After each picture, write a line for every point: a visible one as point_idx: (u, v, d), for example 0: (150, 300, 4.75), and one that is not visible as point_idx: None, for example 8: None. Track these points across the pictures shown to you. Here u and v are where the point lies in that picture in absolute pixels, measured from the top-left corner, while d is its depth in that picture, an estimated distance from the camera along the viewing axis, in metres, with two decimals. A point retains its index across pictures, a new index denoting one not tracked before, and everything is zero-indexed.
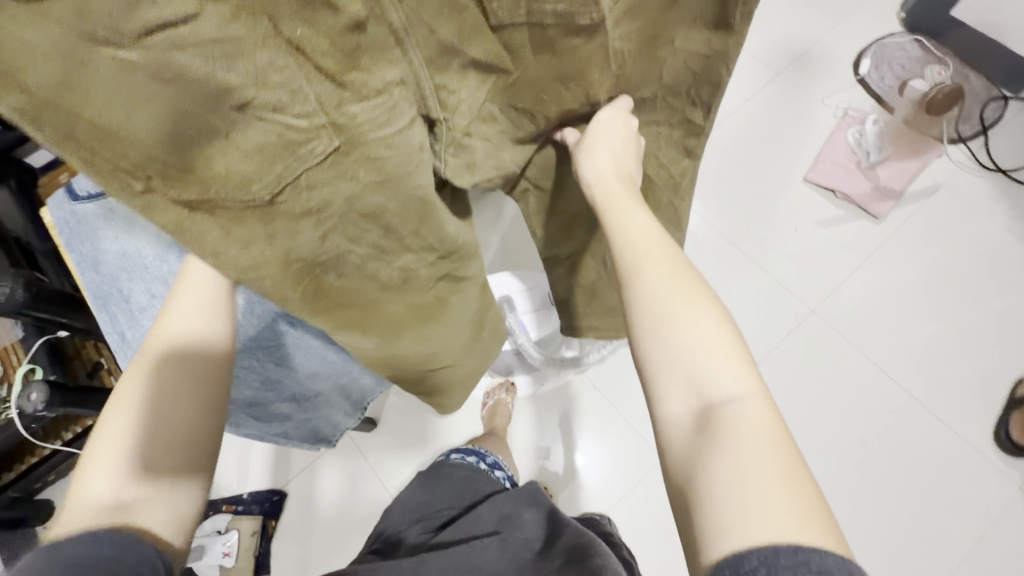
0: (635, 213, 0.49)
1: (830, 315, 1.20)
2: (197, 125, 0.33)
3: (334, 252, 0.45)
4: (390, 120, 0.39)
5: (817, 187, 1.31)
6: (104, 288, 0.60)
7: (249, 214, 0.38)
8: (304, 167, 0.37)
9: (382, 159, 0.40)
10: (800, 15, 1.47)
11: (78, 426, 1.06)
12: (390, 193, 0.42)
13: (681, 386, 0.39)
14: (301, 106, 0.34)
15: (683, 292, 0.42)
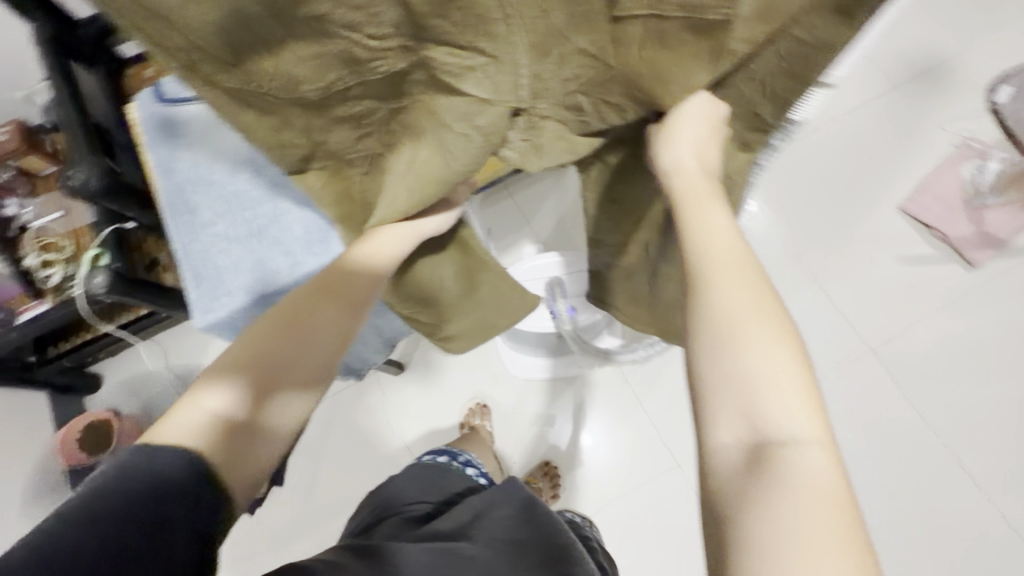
0: (715, 209, 0.44)
1: (891, 358, 1.12)
2: (253, 29, 0.30)
3: (367, 152, 0.45)
4: (458, 73, 0.37)
5: (913, 220, 1.20)
6: (173, 196, 0.60)
7: (296, 107, 0.38)
8: (359, 80, 0.36)
9: (435, 95, 0.39)
10: (938, 22, 1.31)
11: (132, 313, 1.13)
12: (433, 134, 0.41)
13: (735, 415, 0.34)
14: (374, 27, 0.32)
15: (756, 313, 0.37)
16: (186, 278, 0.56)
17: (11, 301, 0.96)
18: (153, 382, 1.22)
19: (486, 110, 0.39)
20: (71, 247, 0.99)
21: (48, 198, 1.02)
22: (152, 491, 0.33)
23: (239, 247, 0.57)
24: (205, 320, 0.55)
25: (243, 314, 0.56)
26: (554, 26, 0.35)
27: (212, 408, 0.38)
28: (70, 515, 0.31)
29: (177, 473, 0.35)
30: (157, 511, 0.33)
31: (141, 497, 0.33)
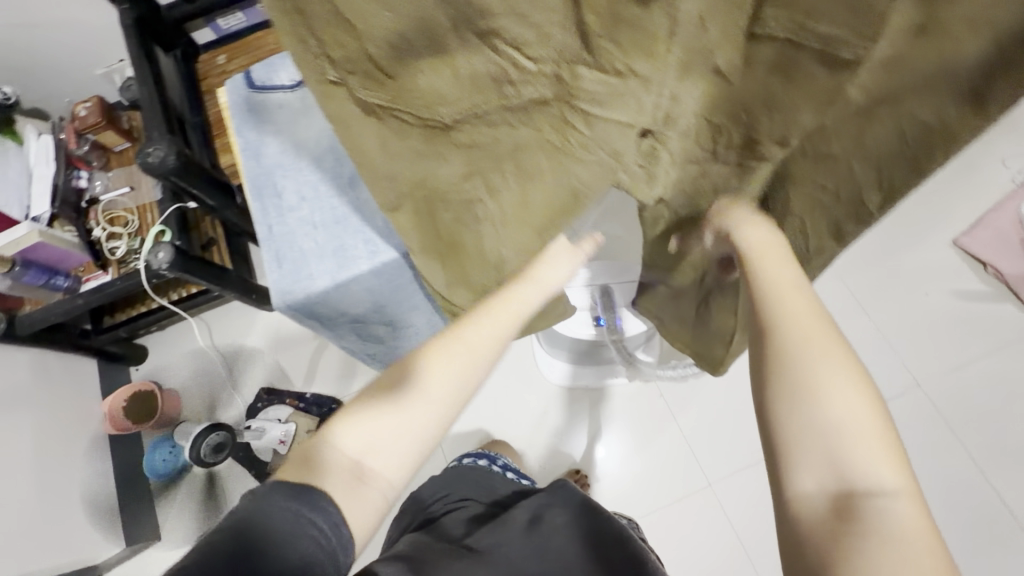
0: (781, 260, 0.44)
1: (938, 394, 1.10)
2: (431, 39, 0.31)
3: (466, 195, 0.46)
4: (602, 100, 0.38)
5: (966, 254, 1.17)
6: (260, 178, 0.62)
7: (422, 131, 0.38)
8: (500, 105, 0.37)
9: (567, 125, 0.41)
10: None
11: (185, 289, 1.16)
12: (553, 160, 0.45)
13: (819, 466, 0.34)
14: (539, 50, 0.33)
15: (830, 360, 0.37)
16: (271, 259, 0.58)
17: (78, 269, 1.00)
18: (199, 354, 1.25)
19: (616, 130, 0.42)
20: (136, 222, 1.02)
21: (120, 172, 1.06)
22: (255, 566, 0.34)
23: (322, 232, 0.59)
24: (284, 301, 0.57)
25: (321, 296, 0.57)
26: (704, 42, 0.33)
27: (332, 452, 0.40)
28: None
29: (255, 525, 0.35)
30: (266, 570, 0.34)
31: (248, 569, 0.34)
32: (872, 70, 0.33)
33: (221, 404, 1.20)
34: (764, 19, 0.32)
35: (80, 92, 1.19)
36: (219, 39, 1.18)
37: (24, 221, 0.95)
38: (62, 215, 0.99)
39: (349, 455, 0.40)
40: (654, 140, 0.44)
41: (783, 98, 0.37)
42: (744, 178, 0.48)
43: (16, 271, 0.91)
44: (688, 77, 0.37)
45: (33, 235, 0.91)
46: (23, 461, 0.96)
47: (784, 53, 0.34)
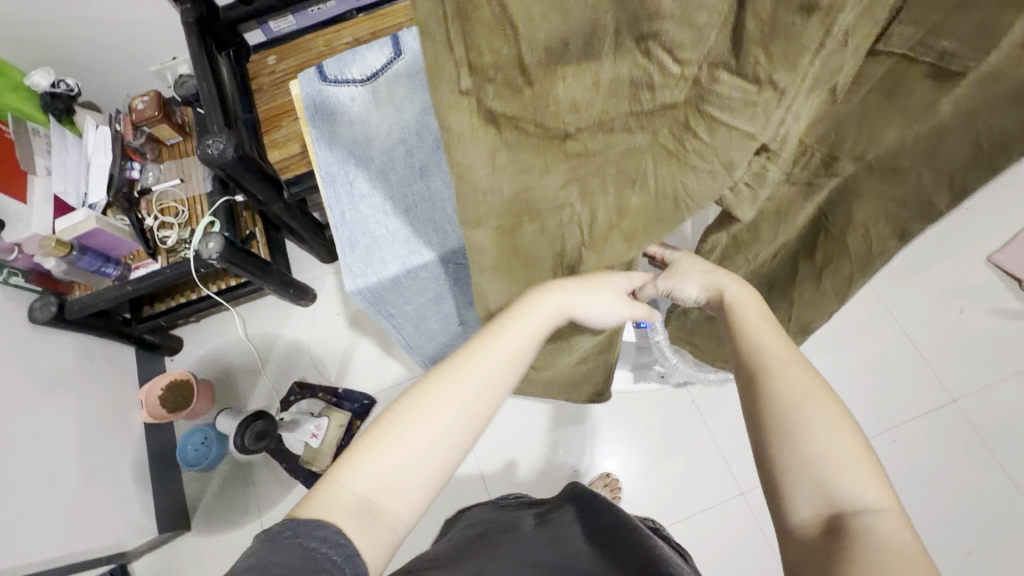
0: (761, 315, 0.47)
1: (973, 412, 1.09)
2: (587, 40, 0.30)
3: (556, 206, 0.42)
4: (743, 106, 0.32)
5: (1002, 271, 1.18)
6: (332, 166, 0.63)
7: (541, 142, 0.35)
8: (629, 110, 0.34)
9: (689, 137, 0.34)
10: None
11: (224, 282, 1.16)
12: (666, 174, 0.37)
13: (807, 491, 0.37)
14: (690, 53, 0.30)
15: (812, 401, 0.39)
16: (344, 243, 0.59)
17: (128, 257, 1.03)
18: (233, 345, 1.26)
19: (738, 148, 0.34)
20: (186, 213, 1.04)
21: (171, 165, 1.09)
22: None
23: (394, 219, 0.60)
24: (355, 285, 0.58)
25: (391, 282, 0.59)
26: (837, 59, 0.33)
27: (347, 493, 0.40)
28: None
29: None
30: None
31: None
32: (974, 86, 0.35)
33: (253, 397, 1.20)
34: (889, 36, 0.34)
35: (133, 88, 1.22)
36: (267, 42, 1.22)
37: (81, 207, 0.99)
38: (115, 204, 1.01)
39: (357, 495, 0.40)
40: (768, 159, 0.38)
41: (879, 114, 0.39)
42: (808, 196, 0.50)
43: (74, 255, 0.94)
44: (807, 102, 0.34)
45: (90, 221, 0.93)
46: (67, 444, 0.97)
47: (898, 67, 0.36)
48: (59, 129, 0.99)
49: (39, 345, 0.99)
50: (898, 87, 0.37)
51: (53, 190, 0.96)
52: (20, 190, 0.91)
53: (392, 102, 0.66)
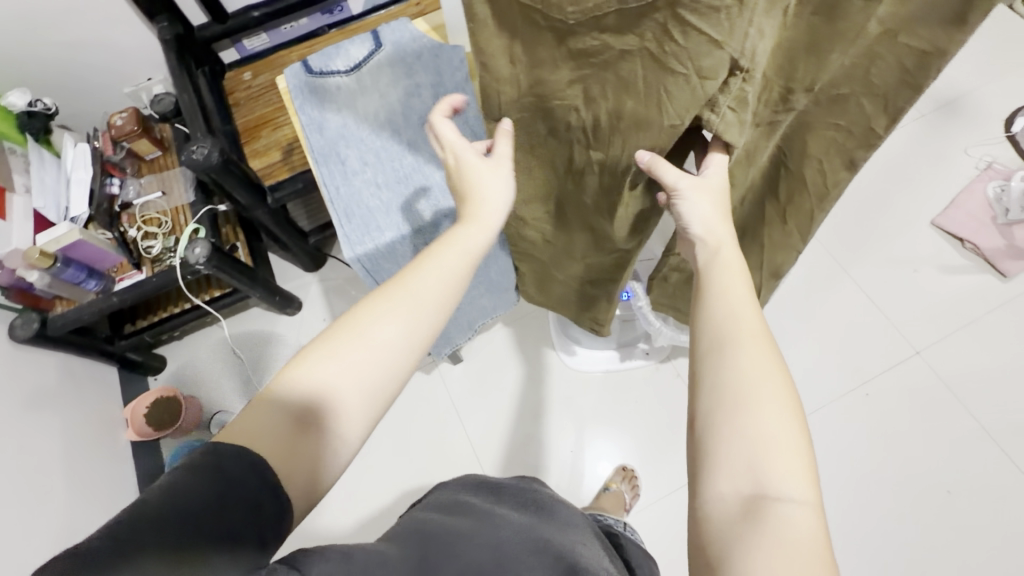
0: (738, 279, 0.47)
1: (936, 360, 1.17)
2: None
3: (567, 101, 0.50)
4: (713, 9, 0.36)
5: (944, 233, 1.28)
6: (324, 148, 0.67)
7: (548, 34, 0.43)
8: (618, 6, 0.38)
9: (669, 40, 0.40)
10: (954, 64, 1.46)
11: (211, 292, 1.15)
12: (653, 76, 0.44)
13: (738, 473, 0.38)
14: None
15: (768, 384, 0.40)
16: (340, 216, 0.63)
17: (112, 270, 1.02)
18: (219, 356, 1.26)
19: (711, 54, 0.40)
20: (169, 223, 1.04)
21: (151, 179, 1.09)
22: (209, 501, 0.34)
23: (386, 191, 0.64)
24: (353, 252, 0.61)
25: (387, 248, 0.62)
26: None
27: (268, 411, 0.41)
28: (148, 503, 0.33)
29: (215, 465, 0.36)
30: (214, 504, 0.34)
31: (203, 502, 0.34)
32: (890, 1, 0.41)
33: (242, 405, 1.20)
34: None
35: (107, 110, 1.24)
36: (242, 59, 1.25)
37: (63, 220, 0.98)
38: (97, 219, 1.01)
39: (283, 409, 0.41)
40: (745, 79, 0.42)
41: (823, 37, 0.44)
42: (770, 135, 0.57)
43: (57, 267, 0.93)
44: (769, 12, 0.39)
45: (74, 234, 0.93)
46: (53, 460, 0.95)
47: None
48: (36, 149, 0.99)
49: (21, 362, 0.98)
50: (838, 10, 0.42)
51: (35, 206, 0.96)
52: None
53: (378, 88, 0.69)
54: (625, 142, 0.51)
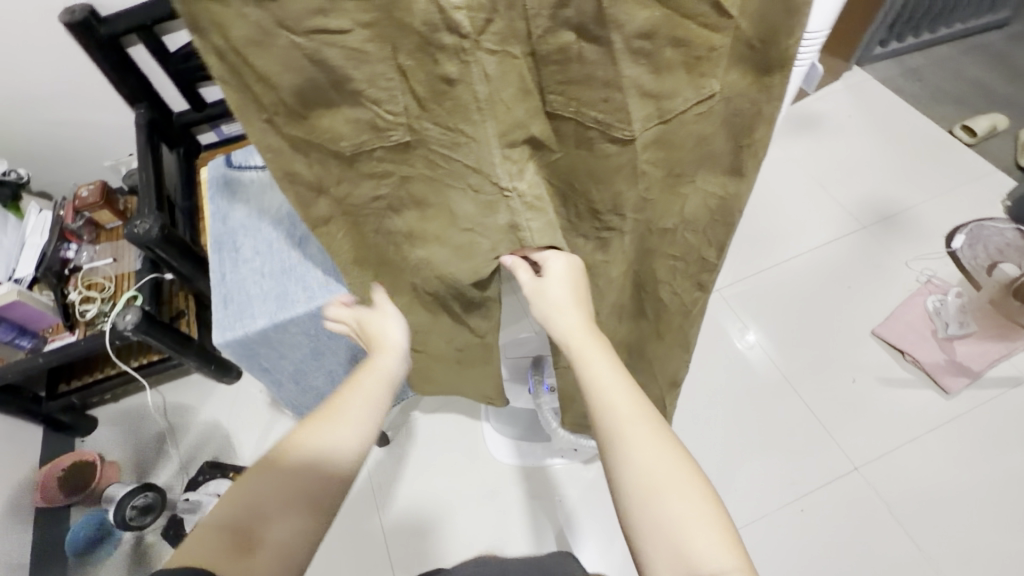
0: (600, 357, 0.45)
1: (877, 479, 1.12)
2: (319, 94, 0.36)
3: (375, 216, 0.49)
4: (457, 141, 0.39)
5: (886, 343, 1.28)
6: (224, 236, 0.71)
7: (331, 159, 0.41)
8: (376, 144, 0.40)
9: (438, 166, 0.42)
10: (896, 181, 1.52)
11: (146, 356, 1.16)
12: (443, 194, 0.45)
13: (669, 561, 0.37)
14: (393, 103, 0.37)
15: (668, 461, 0.40)
16: (219, 301, 0.65)
17: (47, 331, 1.06)
18: (140, 419, 1.22)
19: (471, 176, 0.42)
20: (111, 288, 1.09)
21: (106, 246, 1.14)
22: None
23: (269, 280, 0.67)
24: (223, 337, 0.63)
25: (258, 335, 0.64)
26: (514, 117, 0.38)
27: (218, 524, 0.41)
28: None
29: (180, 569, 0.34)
30: None
31: None
32: (650, 145, 0.39)
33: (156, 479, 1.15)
34: (550, 101, 0.38)
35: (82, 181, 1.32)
36: (219, 141, 1.35)
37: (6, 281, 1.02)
38: (43, 280, 1.05)
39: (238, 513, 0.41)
40: (516, 198, 0.43)
41: (602, 171, 0.42)
42: (603, 249, 0.52)
43: None
44: (514, 150, 0.40)
45: (11, 294, 0.97)
46: None
47: (580, 130, 0.39)
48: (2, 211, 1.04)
49: None
50: (586, 145, 0.40)
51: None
52: None
53: None
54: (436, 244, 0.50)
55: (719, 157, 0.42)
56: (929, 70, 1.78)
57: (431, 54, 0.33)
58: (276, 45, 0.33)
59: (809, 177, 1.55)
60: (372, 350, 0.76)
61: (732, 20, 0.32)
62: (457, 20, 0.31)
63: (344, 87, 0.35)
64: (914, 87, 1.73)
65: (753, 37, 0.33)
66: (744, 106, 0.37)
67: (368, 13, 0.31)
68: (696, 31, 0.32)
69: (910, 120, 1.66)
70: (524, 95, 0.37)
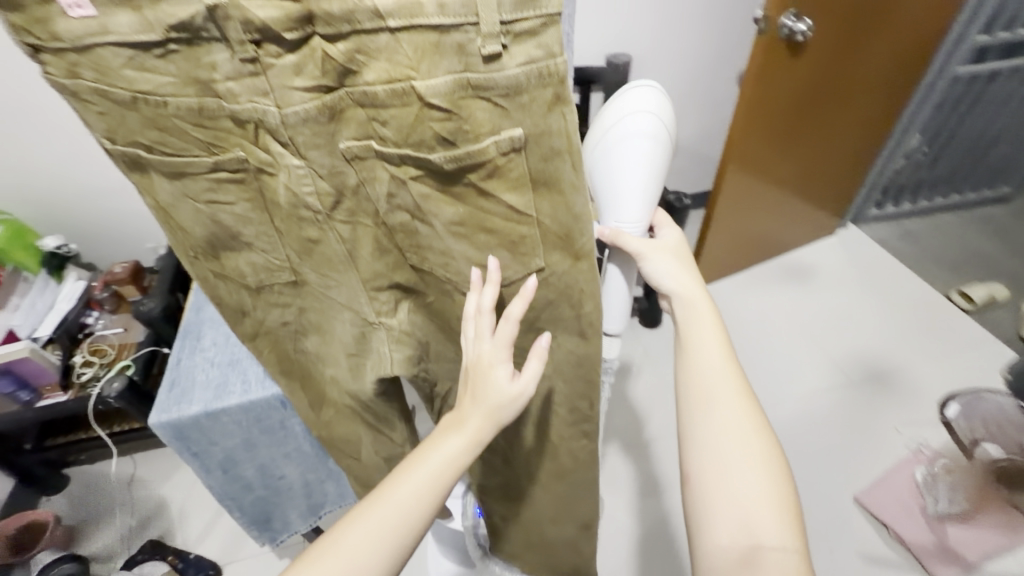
0: (712, 325, 0.50)
1: None
2: (222, 244, 0.46)
3: (286, 338, 0.56)
4: (331, 282, 0.47)
5: (869, 513, 1.18)
6: (192, 325, 0.80)
7: (241, 290, 0.51)
8: (271, 282, 0.49)
9: (324, 301, 0.50)
10: (888, 339, 1.50)
11: (128, 424, 1.24)
12: (332, 324, 0.52)
13: (730, 521, 0.44)
14: (276, 253, 0.46)
15: (750, 434, 0.46)
16: (167, 384, 0.73)
17: (44, 387, 1.14)
18: (101, 487, 1.25)
19: (349, 312, 0.50)
20: (111, 355, 1.20)
21: (122, 316, 1.27)
22: None
23: (215, 369, 0.74)
24: (157, 419, 0.68)
25: (190, 420, 0.69)
26: (377, 270, 0.47)
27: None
28: None
29: None
30: None
31: None
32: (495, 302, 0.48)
33: (87, 548, 1.16)
34: (410, 258, 0.46)
35: None
36: None
37: (25, 338, 1.14)
38: (57, 340, 1.17)
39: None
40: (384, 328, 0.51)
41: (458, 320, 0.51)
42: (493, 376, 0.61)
43: None
44: (380, 293, 0.49)
45: (23, 350, 1.07)
46: None
47: (438, 283, 0.47)
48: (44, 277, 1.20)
49: None
50: (448, 300, 0.49)
51: (10, 323, 1.12)
52: None
53: None
54: (333, 364, 0.56)
55: (564, 321, 0.49)
56: (927, 235, 1.82)
57: (298, 223, 0.42)
58: (183, 210, 0.43)
59: (799, 328, 1.54)
60: (304, 445, 0.81)
61: (535, 218, 0.41)
62: (309, 202, 0.40)
63: (236, 241, 0.45)
64: (911, 249, 1.76)
65: (557, 230, 0.42)
66: (567, 283, 0.46)
67: (246, 194, 0.41)
68: (502, 224, 0.41)
69: (906, 280, 1.66)
70: (382, 253, 0.46)
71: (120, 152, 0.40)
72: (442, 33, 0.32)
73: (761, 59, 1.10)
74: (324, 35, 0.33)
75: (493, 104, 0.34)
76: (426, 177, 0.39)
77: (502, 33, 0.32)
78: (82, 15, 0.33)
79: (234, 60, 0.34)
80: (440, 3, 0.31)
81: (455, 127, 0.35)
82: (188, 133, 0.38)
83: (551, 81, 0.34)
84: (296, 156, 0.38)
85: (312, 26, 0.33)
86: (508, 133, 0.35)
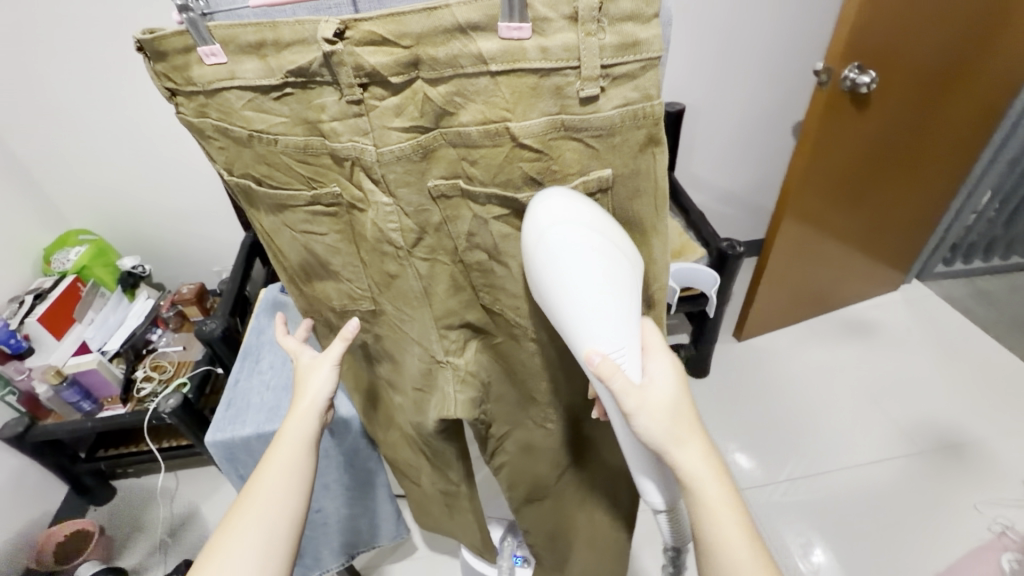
0: (705, 471, 0.40)
1: None
2: (313, 270, 0.48)
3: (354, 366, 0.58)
4: (404, 316, 0.48)
5: None
6: (252, 348, 0.83)
7: (325, 311, 0.52)
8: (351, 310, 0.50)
9: (396, 332, 0.50)
10: (963, 409, 1.35)
11: (174, 441, 1.26)
12: (404, 356, 0.53)
13: None
14: (357, 284, 0.47)
15: None
16: (223, 404, 0.75)
17: (105, 400, 1.17)
18: (144, 499, 1.29)
19: (419, 347, 0.50)
20: (169, 372, 1.21)
21: (183, 335, 1.30)
22: None
23: (270, 393, 0.76)
24: (212, 438, 0.70)
25: (241, 442, 0.71)
26: (447, 308, 0.47)
27: None
28: None
29: None
30: None
31: None
32: None
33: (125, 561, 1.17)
34: (482, 294, 0.47)
35: None
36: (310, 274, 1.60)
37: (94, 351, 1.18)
38: (122, 355, 1.20)
39: None
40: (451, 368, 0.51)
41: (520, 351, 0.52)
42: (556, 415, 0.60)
43: (61, 386, 1.10)
44: (450, 331, 0.49)
45: (92, 362, 1.12)
46: None
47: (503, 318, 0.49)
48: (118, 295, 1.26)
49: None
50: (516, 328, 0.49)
51: (82, 336, 1.17)
52: (59, 330, 1.13)
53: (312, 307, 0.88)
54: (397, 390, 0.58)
55: None
56: (1002, 296, 1.67)
57: (380, 257, 0.43)
58: (281, 237, 0.46)
59: (847, 389, 1.40)
60: (331, 481, 0.79)
61: None
62: (392, 237, 0.42)
63: (326, 269, 0.47)
64: (991, 313, 1.62)
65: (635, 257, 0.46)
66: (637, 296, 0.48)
67: (337, 226, 0.43)
68: None
69: (983, 346, 1.51)
70: (456, 291, 0.47)
71: (233, 183, 0.44)
72: (541, 77, 0.34)
73: (822, 112, 1.07)
74: (427, 79, 0.35)
75: (586, 144, 0.37)
76: (508, 218, 0.41)
77: (601, 78, 0.35)
78: (214, 62, 0.36)
79: (342, 101, 0.36)
80: (543, 48, 0.33)
81: (544, 167, 0.38)
82: (293, 168, 0.40)
83: (645, 125, 0.37)
84: (386, 193, 0.40)
85: (417, 70, 0.35)
86: (595, 173, 0.38)
